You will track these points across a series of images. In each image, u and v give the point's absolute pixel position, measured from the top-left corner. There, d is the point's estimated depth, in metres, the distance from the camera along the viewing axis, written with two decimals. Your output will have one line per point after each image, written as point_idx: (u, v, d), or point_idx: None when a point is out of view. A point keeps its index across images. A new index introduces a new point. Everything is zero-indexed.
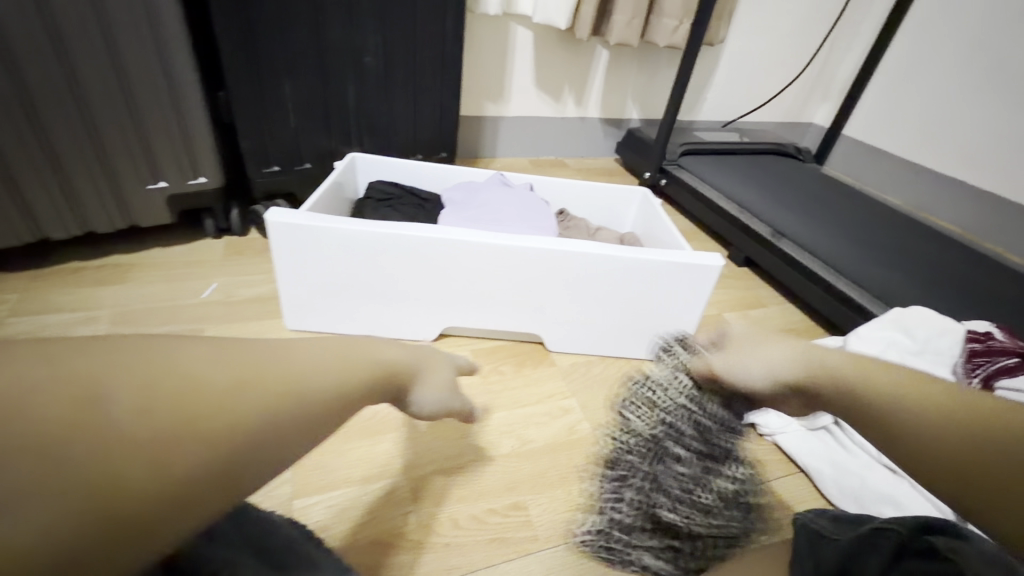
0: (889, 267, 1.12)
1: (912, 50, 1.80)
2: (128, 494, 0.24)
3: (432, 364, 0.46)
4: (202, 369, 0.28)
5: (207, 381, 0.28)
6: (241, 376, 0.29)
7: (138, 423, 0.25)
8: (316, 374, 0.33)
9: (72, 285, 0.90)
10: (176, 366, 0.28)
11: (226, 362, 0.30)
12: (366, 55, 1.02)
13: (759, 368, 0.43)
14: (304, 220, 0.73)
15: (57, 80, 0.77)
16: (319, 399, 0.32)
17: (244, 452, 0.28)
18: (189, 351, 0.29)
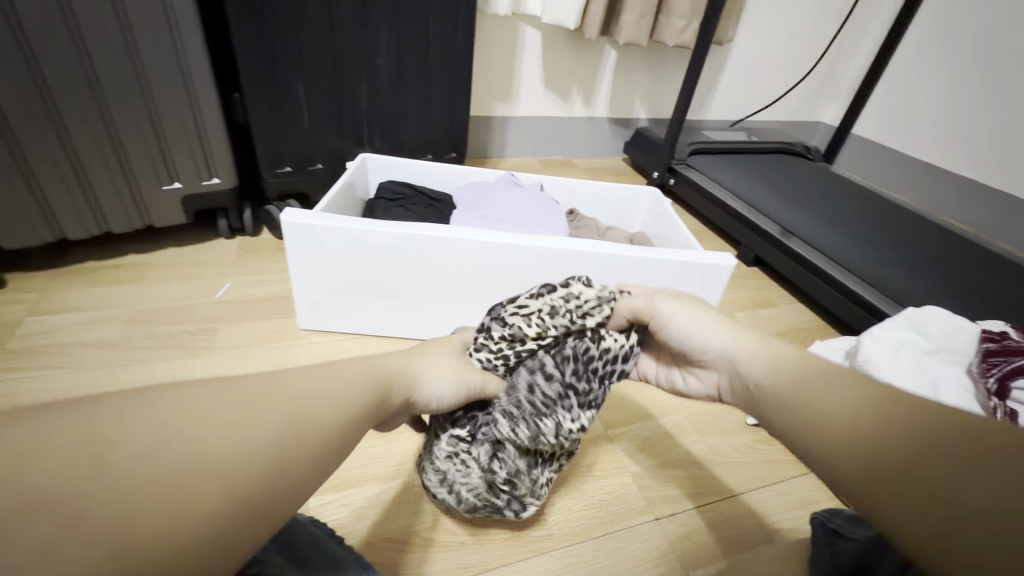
0: (901, 266, 1.11)
1: (922, 49, 1.79)
2: (170, 540, 0.23)
3: (423, 365, 0.46)
4: (207, 410, 0.27)
5: (217, 420, 0.27)
6: (254, 411, 0.28)
7: (158, 469, 0.24)
8: (321, 398, 0.32)
9: (88, 284, 0.91)
10: (184, 410, 0.26)
11: (235, 400, 0.28)
12: (379, 57, 1.03)
13: (694, 326, 0.48)
14: (319, 220, 0.74)
15: (78, 82, 0.78)
16: (332, 418, 0.32)
17: (272, 485, 0.27)
18: (187, 394, 0.27)
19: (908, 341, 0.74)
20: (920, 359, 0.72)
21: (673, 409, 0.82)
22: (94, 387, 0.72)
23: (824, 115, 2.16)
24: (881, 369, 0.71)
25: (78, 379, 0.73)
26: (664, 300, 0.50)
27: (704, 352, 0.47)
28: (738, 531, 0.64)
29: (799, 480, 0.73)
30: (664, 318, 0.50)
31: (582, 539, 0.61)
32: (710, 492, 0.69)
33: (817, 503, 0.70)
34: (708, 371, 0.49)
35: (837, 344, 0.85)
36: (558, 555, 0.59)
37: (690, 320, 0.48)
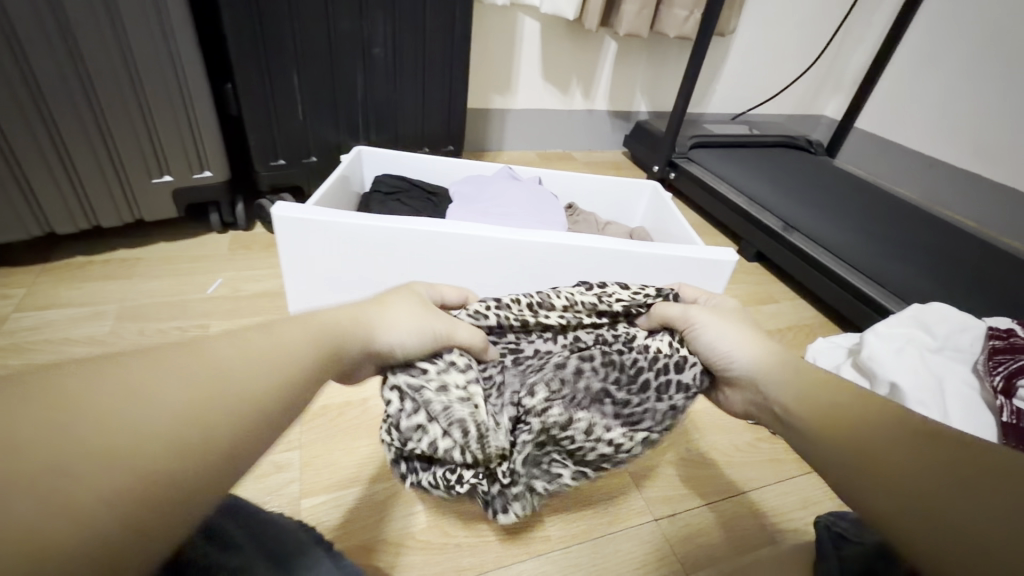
0: (905, 261, 1.10)
1: (926, 41, 1.76)
2: (125, 491, 0.22)
3: (381, 309, 0.44)
4: (137, 373, 0.25)
5: (153, 380, 0.25)
6: (174, 387, 0.26)
7: (96, 427, 0.23)
8: (254, 368, 0.30)
9: (77, 279, 0.89)
10: (85, 391, 0.23)
11: (147, 376, 0.26)
12: (375, 47, 1.00)
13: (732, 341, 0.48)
14: (310, 214, 0.72)
15: (65, 73, 0.76)
16: (268, 390, 0.30)
17: (206, 463, 0.25)
18: (109, 364, 0.25)
19: (913, 337, 0.73)
20: (926, 356, 0.70)
21: None
22: None
23: (826, 108, 2.14)
24: (884, 366, 0.70)
25: None
26: (699, 309, 0.51)
27: (727, 368, 0.48)
28: (738, 531, 0.63)
29: (801, 479, 0.71)
30: (696, 328, 0.51)
31: (580, 540, 0.60)
32: (710, 492, 0.68)
33: (820, 503, 0.68)
34: (733, 389, 0.49)
35: (839, 340, 0.83)
36: (555, 557, 0.58)
37: (716, 333, 0.49)
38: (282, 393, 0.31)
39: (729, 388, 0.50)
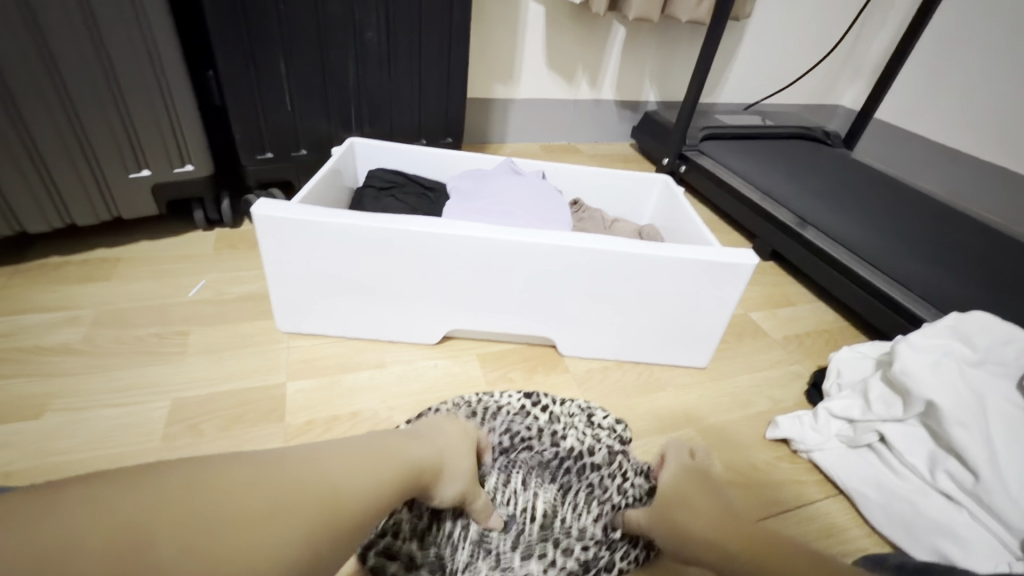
0: (933, 261, 1.03)
1: (952, 25, 1.67)
2: None
3: (450, 449, 0.50)
4: (245, 493, 0.30)
5: (253, 500, 0.30)
6: (284, 493, 0.31)
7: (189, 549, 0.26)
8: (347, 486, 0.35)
9: (53, 282, 0.84)
10: (220, 484, 0.30)
11: (270, 494, 0.31)
12: (367, 31, 0.94)
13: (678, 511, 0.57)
14: (293, 213, 0.66)
15: (32, 63, 0.70)
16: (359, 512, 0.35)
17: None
18: (235, 475, 0.31)
19: (951, 350, 0.66)
20: (966, 372, 0.64)
21: (685, 422, 0.74)
22: (52, 398, 0.65)
23: (842, 98, 2.05)
24: (920, 383, 0.64)
25: (34, 388, 0.66)
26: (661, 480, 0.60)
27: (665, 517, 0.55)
28: None
29: (825, 503, 0.65)
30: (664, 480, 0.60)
31: None
32: None
33: (847, 530, 0.62)
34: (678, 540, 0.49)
35: (865, 350, 0.78)
36: None
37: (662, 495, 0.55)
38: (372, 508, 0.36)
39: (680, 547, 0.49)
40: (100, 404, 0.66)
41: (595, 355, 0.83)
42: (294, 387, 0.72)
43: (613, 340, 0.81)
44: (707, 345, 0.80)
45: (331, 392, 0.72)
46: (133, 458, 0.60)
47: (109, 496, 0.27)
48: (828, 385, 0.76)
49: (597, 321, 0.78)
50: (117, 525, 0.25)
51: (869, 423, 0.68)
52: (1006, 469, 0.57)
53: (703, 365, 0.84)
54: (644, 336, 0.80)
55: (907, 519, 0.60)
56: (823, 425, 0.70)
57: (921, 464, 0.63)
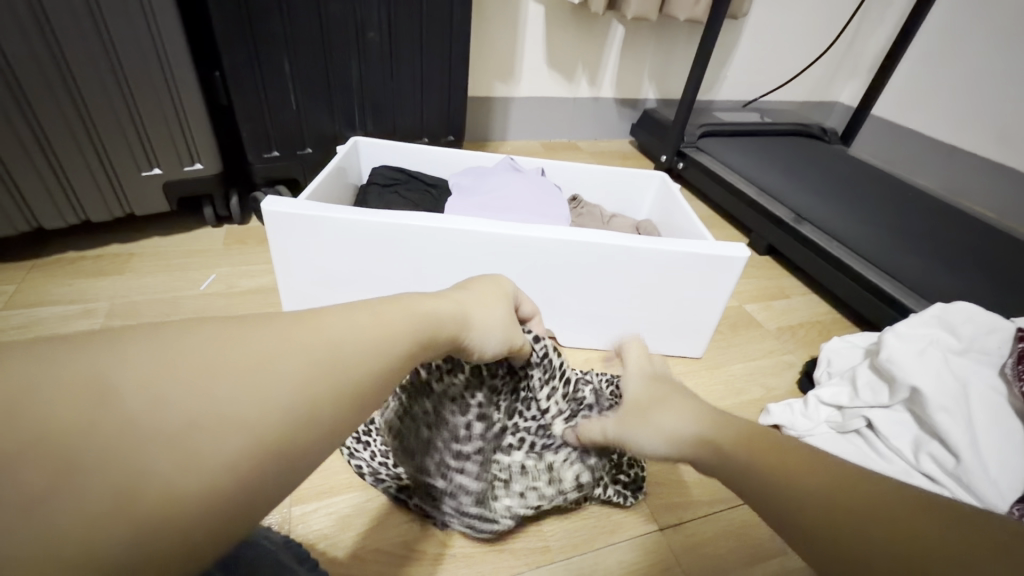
0: (925, 255, 1.04)
1: (949, 23, 1.68)
2: (182, 505, 0.20)
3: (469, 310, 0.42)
4: (208, 349, 0.23)
5: (208, 361, 0.23)
6: (259, 348, 0.25)
7: (153, 411, 0.21)
8: (365, 342, 0.29)
9: (69, 276, 0.87)
10: (179, 351, 0.23)
11: (186, 345, 0.23)
12: (369, 31, 0.96)
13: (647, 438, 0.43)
14: (301, 209, 0.69)
15: (41, 58, 0.72)
16: (366, 368, 0.29)
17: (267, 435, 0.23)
18: (206, 336, 0.24)
19: (936, 340, 0.69)
20: (949, 359, 0.67)
21: None
22: None
23: (840, 95, 2.07)
24: (905, 370, 0.66)
25: None
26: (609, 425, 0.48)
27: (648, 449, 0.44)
28: (750, 541, 0.60)
29: None
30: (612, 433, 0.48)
31: (580, 551, 0.57)
32: (717, 500, 0.65)
33: None
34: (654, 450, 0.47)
35: (855, 341, 0.81)
36: (555, 569, 0.55)
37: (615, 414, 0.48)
38: (393, 364, 0.31)
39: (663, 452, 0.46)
40: None
41: (592, 345, 0.85)
42: None
43: (610, 332, 0.83)
44: (702, 335, 0.83)
45: None
46: None
47: (61, 366, 0.20)
48: (819, 374, 0.79)
49: (594, 313, 0.80)
50: (85, 391, 0.20)
51: (857, 409, 0.70)
52: (986, 448, 0.60)
53: (697, 356, 0.86)
54: (640, 326, 0.82)
55: None
56: (812, 411, 0.72)
57: (905, 447, 0.65)
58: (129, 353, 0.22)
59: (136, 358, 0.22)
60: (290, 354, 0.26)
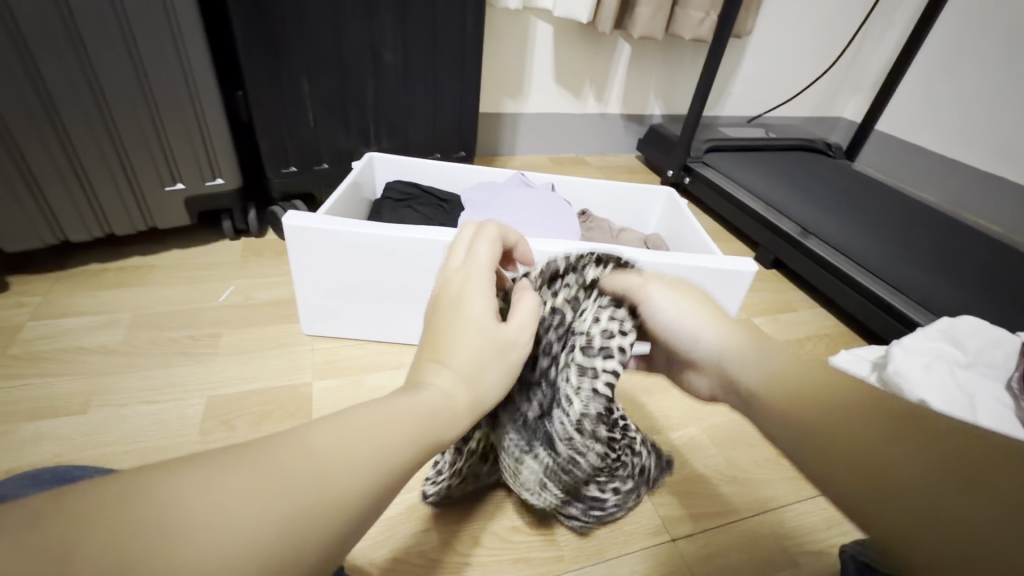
0: (931, 269, 1.05)
1: (951, 41, 1.71)
2: None
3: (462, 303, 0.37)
4: (185, 498, 0.20)
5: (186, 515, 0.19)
6: (251, 485, 0.21)
7: None
8: (372, 456, 0.25)
9: (92, 287, 0.89)
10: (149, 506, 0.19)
11: (161, 495, 0.19)
12: (386, 51, 0.99)
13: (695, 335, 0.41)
14: (321, 224, 0.71)
15: (75, 76, 0.75)
16: (375, 490, 0.24)
17: None
18: (185, 479, 0.20)
19: (943, 353, 0.70)
20: (956, 372, 0.68)
21: (691, 421, 0.78)
22: (92, 396, 0.70)
23: (844, 110, 2.09)
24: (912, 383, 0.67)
25: (78, 386, 0.71)
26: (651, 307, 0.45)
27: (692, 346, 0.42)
28: (761, 552, 0.61)
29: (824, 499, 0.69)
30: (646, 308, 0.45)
31: (594, 561, 0.58)
32: (728, 511, 0.66)
33: (844, 523, 0.66)
34: (698, 372, 0.43)
35: (863, 354, 0.82)
36: None
37: (679, 312, 0.43)
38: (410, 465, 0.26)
39: (695, 373, 0.43)
40: (138, 401, 0.70)
41: None
42: (318, 386, 0.76)
43: None
44: None
45: (353, 391, 0.76)
46: (170, 449, 0.65)
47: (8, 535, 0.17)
48: None
49: None
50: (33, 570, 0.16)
51: None
52: None
53: None
54: None
55: None
56: None
57: None
58: (86, 520, 0.18)
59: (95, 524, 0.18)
60: (284, 479, 0.22)
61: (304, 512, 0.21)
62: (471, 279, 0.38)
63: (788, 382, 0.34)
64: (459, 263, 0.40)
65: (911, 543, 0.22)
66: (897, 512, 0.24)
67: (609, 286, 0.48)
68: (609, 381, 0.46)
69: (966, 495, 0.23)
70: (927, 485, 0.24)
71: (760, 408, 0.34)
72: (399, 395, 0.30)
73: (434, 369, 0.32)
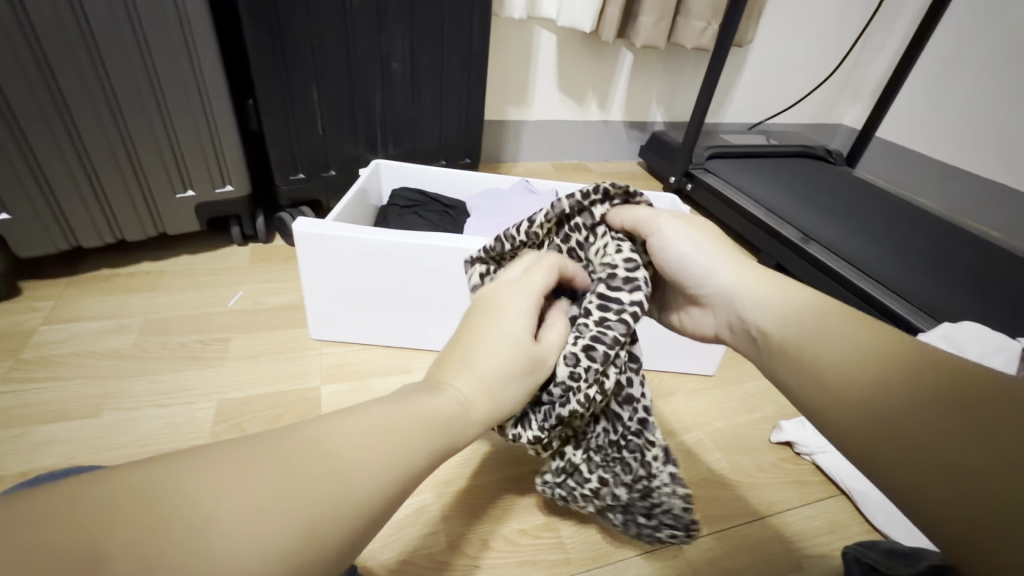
0: (933, 275, 1.06)
1: (950, 50, 1.73)
2: None
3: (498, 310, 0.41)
4: (207, 481, 0.23)
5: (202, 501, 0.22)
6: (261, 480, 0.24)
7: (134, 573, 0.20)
8: (372, 468, 0.27)
9: (103, 292, 0.90)
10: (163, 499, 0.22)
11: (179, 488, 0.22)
12: (393, 61, 1.01)
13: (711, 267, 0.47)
14: (331, 231, 0.72)
15: (91, 85, 0.77)
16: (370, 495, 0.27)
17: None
18: (202, 470, 0.23)
19: None
20: None
21: (695, 425, 0.79)
22: (105, 399, 0.71)
23: (845, 117, 2.11)
24: None
25: (91, 390, 0.72)
26: (673, 223, 0.47)
27: (702, 286, 0.48)
28: (765, 556, 0.62)
29: (828, 503, 0.69)
30: (660, 235, 0.48)
31: (600, 564, 0.59)
32: (732, 515, 0.66)
33: (847, 527, 0.67)
34: (703, 309, 0.50)
35: None
36: None
37: (692, 244, 0.47)
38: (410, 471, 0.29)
39: (699, 307, 0.50)
40: (150, 404, 0.71)
41: None
42: (327, 390, 0.77)
43: None
44: (713, 354, 0.85)
45: (361, 395, 0.77)
46: (181, 452, 0.65)
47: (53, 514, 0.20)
48: None
49: None
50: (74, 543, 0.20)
51: None
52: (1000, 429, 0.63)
53: (709, 373, 0.88)
54: (653, 344, 0.84)
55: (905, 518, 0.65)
56: None
57: None
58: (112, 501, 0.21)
59: (123, 506, 0.21)
60: (292, 477, 0.25)
61: (316, 519, 0.24)
62: (516, 294, 0.41)
63: (815, 346, 0.38)
64: (516, 277, 0.44)
65: (955, 519, 0.27)
66: (937, 490, 0.28)
67: (618, 221, 0.50)
68: (634, 310, 0.44)
69: (991, 460, 0.27)
70: (959, 459, 0.28)
71: (783, 362, 0.40)
72: (420, 399, 0.33)
73: (455, 373, 0.37)
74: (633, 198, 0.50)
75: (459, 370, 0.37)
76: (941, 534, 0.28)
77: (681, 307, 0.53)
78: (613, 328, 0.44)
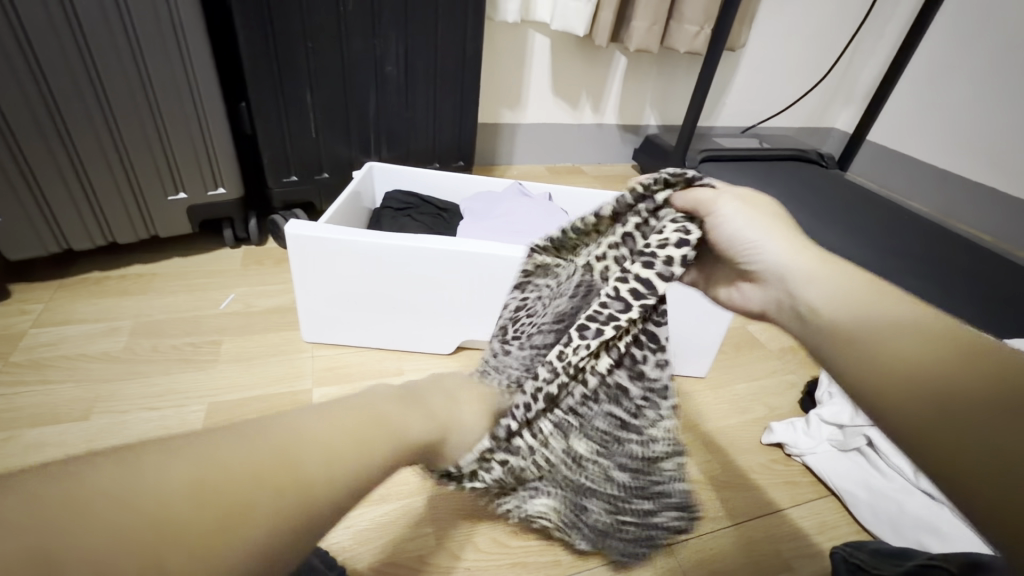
0: (923, 277, 1.07)
1: (940, 55, 1.75)
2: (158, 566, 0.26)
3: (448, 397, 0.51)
4: (189, 459, 0.30)
5: (186, 472, 0.29)
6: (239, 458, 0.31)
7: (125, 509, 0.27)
8: (328, 454, 0.34)
9: (93, 295, 0.90)
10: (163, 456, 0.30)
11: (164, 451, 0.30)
12: (387, 65, 1.01)
13: (762, 242, 0.47)
14: (322, 232, 0.72)
15: (83, 88, 0.77)
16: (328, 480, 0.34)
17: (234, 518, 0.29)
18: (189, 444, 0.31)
19: None
20: None
21: (686, 427, 0.79)
22: (94, 402, 0.71)
23: (837, 121, 2.13)
24: None
25: (80, 392, 0.72)
26: (732, 203, 0.48)
27: (752, 259, 0.48)
28: (754, 557, 0.62)
29: (818, 504, 0.70)
30: (718, 216, 0.49)
31: (591, 565, 0.59)
32: (723, 516, 0.66)
33: (837, 528, 0.67)
34: (753, 283, 0.49)
35: None
36: None
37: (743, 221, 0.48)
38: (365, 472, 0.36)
39: (749, 281, 0.50)
40: (140, 407, 0.71)
41: None
42: (318, 392, 0.77)
43: None
44: (705, 356, 0.85)
45: None
46: None
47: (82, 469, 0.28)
48: (821, 393, 0.81)
49: None
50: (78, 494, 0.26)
51: (858, 427, 0.72)
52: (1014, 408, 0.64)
53: (702, 375, 0.89)
54: None
55: (893, 516, 0.64)
56: (815, 430, 0.75)
57: (906, 463, 0.67)
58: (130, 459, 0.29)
59: (125, 470, 0.28)
60: (262, 456, 0.32)
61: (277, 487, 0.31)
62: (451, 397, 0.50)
63: (860, 337, 0.38)
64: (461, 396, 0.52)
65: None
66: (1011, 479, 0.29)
67: (680, 202, 0.51)
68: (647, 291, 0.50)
69: None
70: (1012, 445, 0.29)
71: (833, 352, 0.40)
72: (388, 412, 0.42)
73: (418, 416, 0.45)
74: (694, 181, 0.51)
75: (422, 414, 0.46)
76: (972, 504, 0.29)
77: (732, 282, 0.52)
78: (611, 306, 0.52)
